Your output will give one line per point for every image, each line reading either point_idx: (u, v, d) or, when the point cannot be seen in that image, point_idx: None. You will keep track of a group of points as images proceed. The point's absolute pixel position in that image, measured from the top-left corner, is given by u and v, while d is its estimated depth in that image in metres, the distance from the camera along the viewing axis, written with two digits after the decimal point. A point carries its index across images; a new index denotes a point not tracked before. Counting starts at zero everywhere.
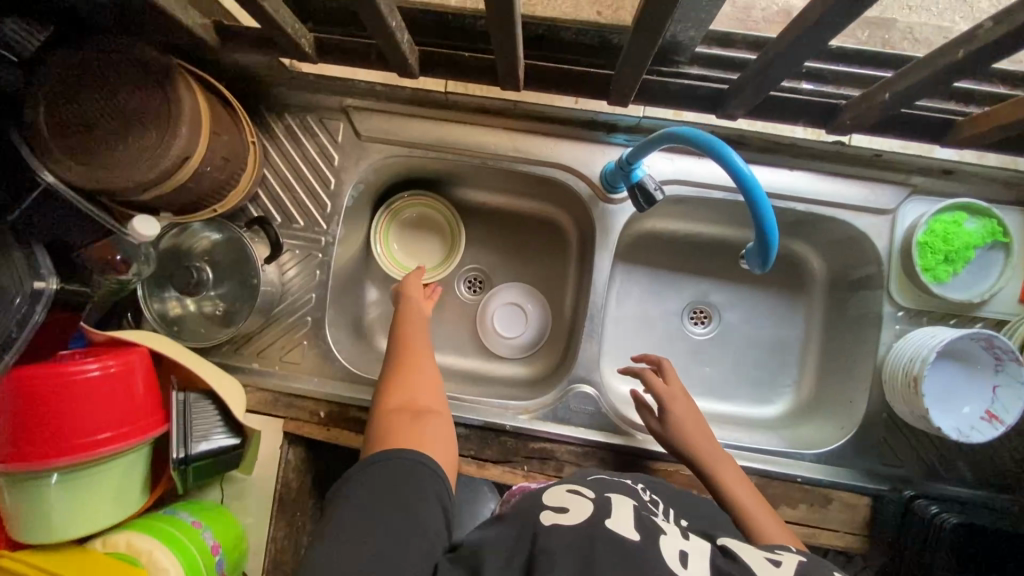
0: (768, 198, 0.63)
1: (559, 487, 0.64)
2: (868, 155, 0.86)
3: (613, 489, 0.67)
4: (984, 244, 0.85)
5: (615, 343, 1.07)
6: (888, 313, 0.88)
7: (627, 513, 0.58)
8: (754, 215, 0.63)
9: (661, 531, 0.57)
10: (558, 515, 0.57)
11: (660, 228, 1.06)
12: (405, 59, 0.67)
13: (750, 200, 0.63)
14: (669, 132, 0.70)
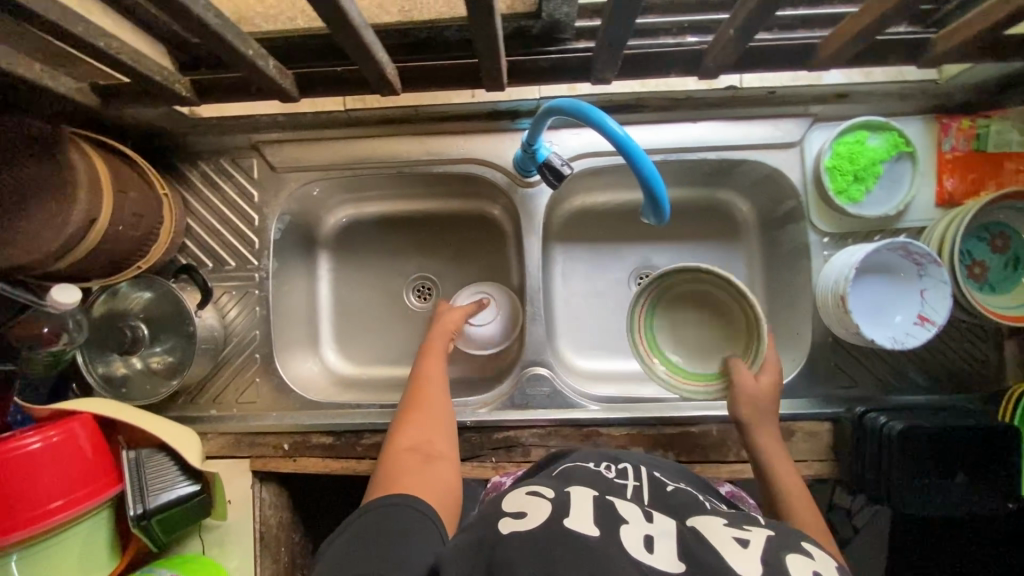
0: (645, 155, 0.65)
1: (526, 486, 0.64)
2: (763, 94, 0.88)
3: (585, 477, 0.68)
4: (891, 157, 0.87)
5: (569, 322, 1.08)
6: (814, 241, 0.90)
7: (590, 503, 0.60)
8: (639, 174, 0.65)
9: (624, 518, 0.58)
10: (517, 518, 0.56)
11: (588, 202, 1.08)
12: (281, 87, 0.67)
13: (629, 159, 0.65)
14: (553, 105, 0.70)
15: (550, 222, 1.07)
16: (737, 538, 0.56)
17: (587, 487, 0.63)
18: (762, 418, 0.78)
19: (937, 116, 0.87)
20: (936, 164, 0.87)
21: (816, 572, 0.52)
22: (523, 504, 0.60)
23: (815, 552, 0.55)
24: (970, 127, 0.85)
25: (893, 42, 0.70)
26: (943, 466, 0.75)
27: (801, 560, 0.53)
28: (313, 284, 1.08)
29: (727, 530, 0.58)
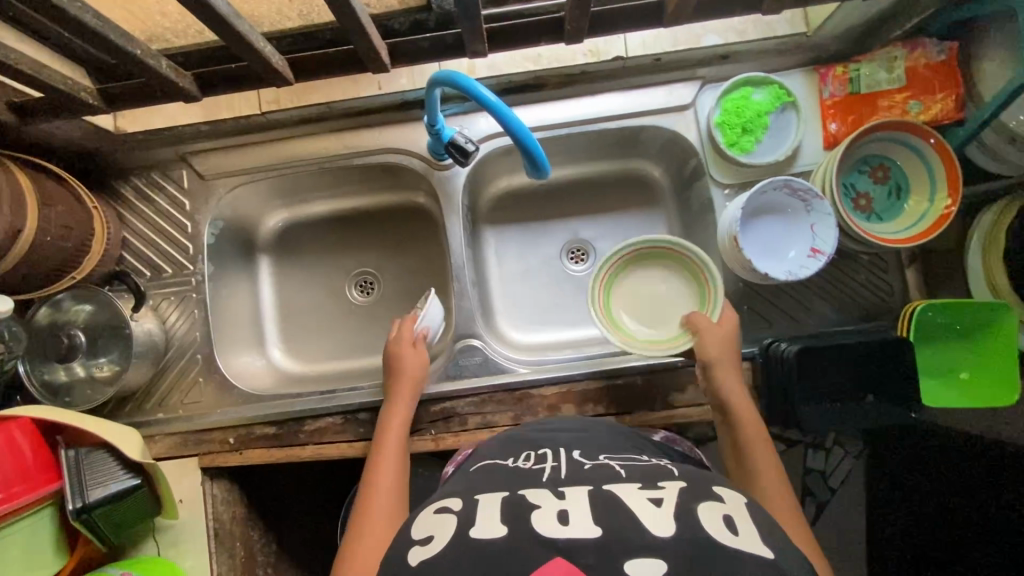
0: (515, 115, 0.72)
1: (433, 504, 0.66)
2: (650, 62, 0.94)
3: (495, 472, 0.71)
4: (775, 108, 0.92)
5: (506, 300, 1.12)
6: (715, 193, 0.95)
7: (499, 504, 0.61)
8: (510, 131, 0.73)
9: (534, 504, 0.61)
10: (424, 543, 0.59)
11: (513, 184, 1.13)
12: (180, 85, 0.72)
13: (501, 120, 0.72)
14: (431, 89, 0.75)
15: (479, 206, 1.12)
16: (649, 498, 0.60)
17: (497, 489, 0.65)
18: (739, 390, 0.80)
19: (818, 66, 0.93)
20: (819, 110, 0.92)
21: (726, 512, 0.58)
22: (433, 525, 0.61)
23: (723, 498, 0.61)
24: (844, 72, 0.90)
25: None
26: (849, 385, 0.79)
27: (712, 508, 0.59)
28: (255, 288, 1.11)
29: (640, 489, 0.62)
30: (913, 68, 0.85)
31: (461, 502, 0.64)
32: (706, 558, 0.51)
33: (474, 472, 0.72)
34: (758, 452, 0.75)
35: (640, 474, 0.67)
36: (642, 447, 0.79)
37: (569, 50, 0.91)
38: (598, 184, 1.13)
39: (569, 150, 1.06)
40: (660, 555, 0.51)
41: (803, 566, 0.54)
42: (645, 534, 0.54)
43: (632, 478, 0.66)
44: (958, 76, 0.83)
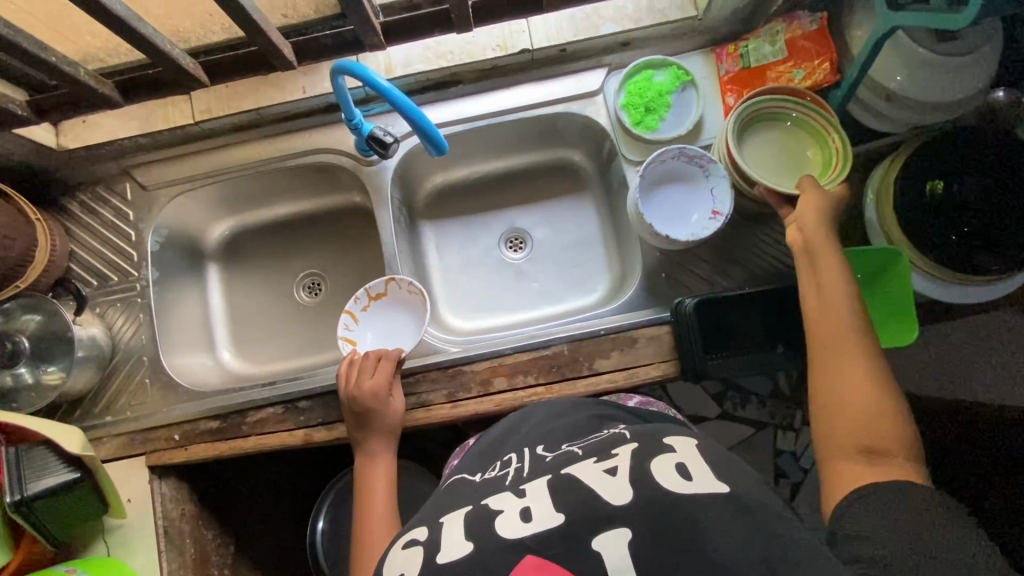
0: (403, 96, 0.75)
1: (403, 534, 0.60)
2: (557, 53, 1.00)
3: (463, 485, 0.65)
4: (676, 88, 0.99)
5: (449, 290, 1.16)
6: (629, 170, 1.00)
7: (463, 521, 0.56)
8: (401, 113, 0.76)
9: (497, 509, 0.56)
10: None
11: (449, 180, 1.18)
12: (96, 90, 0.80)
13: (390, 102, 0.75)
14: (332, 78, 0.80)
15: (417, 202, 1.17)
16: (604, 469, 0.56)
17: (461, 505, 0.60)
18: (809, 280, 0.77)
19: (714, 48, 1.00)
20: (717, 86, 0.98)
21: (680, 461, 0.56)
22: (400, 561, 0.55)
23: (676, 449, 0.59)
24: (736, 49, 0.96)
25: None
26: None
27: (665, 459, 0.56)
28: (205, 295, 1.15)
29: (593, 463, 0.58)
30: (792, 40, 0.91)
31: (427, 527, 0.58)
32: (664, 512, 0.50)
33: (446, 488, 0.66)
34: (840, 330, 0.71)
35: (594, 447, 0.62)
36: (608, 417, 0.74)
37: (479, 46, 0.98)
38: (529, 174, 1.19)
39: (494, 143, 1.12)
40: (620, 523, 0.50)
41: (764, 497, 0.53)
42: (604, 504, 0.52)
43: (588, 452, 0.61)
44: (831, 44, 0.89)
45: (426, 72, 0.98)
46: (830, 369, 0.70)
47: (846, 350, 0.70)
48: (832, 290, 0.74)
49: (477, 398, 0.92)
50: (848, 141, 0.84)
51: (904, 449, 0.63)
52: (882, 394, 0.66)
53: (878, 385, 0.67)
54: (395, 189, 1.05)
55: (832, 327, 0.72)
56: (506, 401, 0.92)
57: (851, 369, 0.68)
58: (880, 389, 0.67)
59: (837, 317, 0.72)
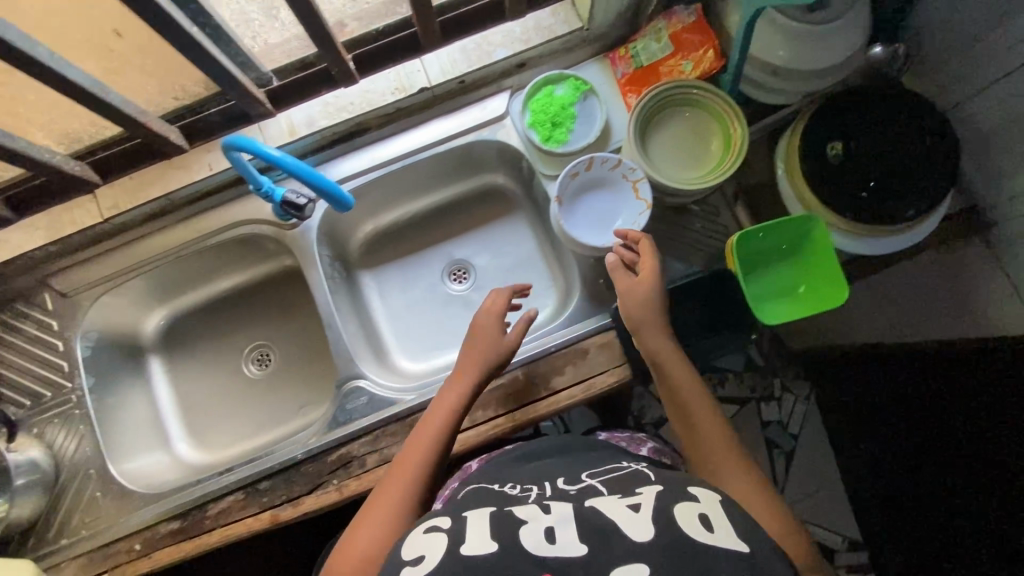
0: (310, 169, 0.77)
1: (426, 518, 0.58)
2: (457, 85, 1.01)
3: (484, 492, 0.63)
4: (578, 98, 1.00)
5: (401, 336, 1.13)
6: (549, 185, 1.02)
7: None
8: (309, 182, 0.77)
9: (522, 517, 0.54)
10: (416, 563, 0.51)
11: (382, 225, 1.17)
12: None
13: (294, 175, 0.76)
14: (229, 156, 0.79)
15: (353, 253, 1.15)
16: (628, 504, 0.54)
17: (487, 504, 0.58)
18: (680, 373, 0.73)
19: (606, 54, 1.03)
20: (616, 90, 1.01)
21: (703, 513, 0.52)
22: (425, 546, 0.53)
23: (702, 496, 0.55)
24: (627, 52, 0.99)
25: None
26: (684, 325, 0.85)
27: (688, 507, 0.53)
28: (150, 391, 1.11)
29: (620, 498, 0.55)
30: (675, 34, 0.94)
31: (450, 518, 0.56)
32: (684, 558, 0.48)
33: (463, 492, 0.63)
34: (724, 431, 0.69)
35: (617, 484, 0.60)
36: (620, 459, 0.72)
37: (377, 92, 0.99)
38: (460, 205, 1.19)
39: (417, 181, 1.11)
40: (638, 558, 0.48)
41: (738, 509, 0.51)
42: (631, 541, 0.50)
43: (611, 490, 0.59)
44: (710, 32, 0.92)
45: (330, 128, 0.99)
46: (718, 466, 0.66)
47: (726, 448, 0.67)
48: (682, 393, 0.72)
49: None
50: (745, 121, 0.86)
51: (798, 544, 0.59)
52: (770, 494, 0.63)
53: (760, 486, 0.64)
54: (322, 247, 1.03)
55: (709, 426, 0.69)
56: (470, 439, 0.90)
57: (746, 468, 0.66)
58: (759, 486, 0.64)
59: (709, 423, 0.69)
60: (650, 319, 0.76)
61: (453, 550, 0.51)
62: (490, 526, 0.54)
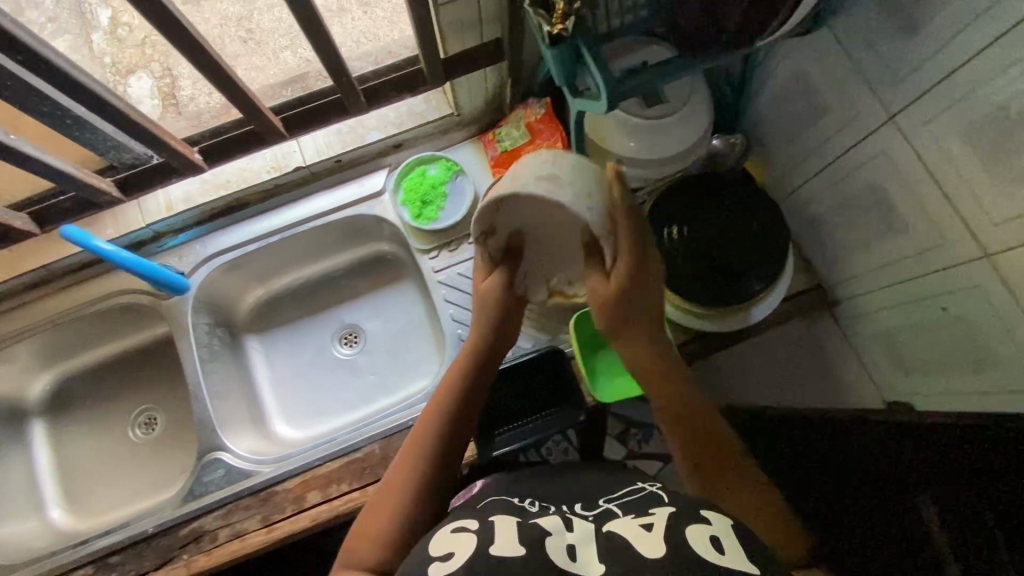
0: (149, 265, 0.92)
1: (449, 520, 0.59)
2: (334, 164, 1.06)
3: (507, 505, 0.61)
4: (450, 178, 1.06)
5: (284, 400, 1.15)
6: (422, 258, 1.05)
7: None
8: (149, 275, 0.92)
9: (546, 530, 0.55)
10: (446, 559, 0.52)
11: (273, 290, 1.18)
12: None
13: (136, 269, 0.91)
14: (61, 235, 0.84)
15: (242, 317, 1.17)
16: (641, 522, 0.55)
17: (507, 514, 0.59)
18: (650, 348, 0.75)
19: (478, 136, 1.10)
20: (487, 171, 1.07)
21: (715, 536, 0.52)
22: (449, 544, 0.54)
23: (713, 519, 0.54)
24: (495, 136, 1.05)
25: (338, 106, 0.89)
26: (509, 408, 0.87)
27: (699, 528, 0.53)
28: (29, 457, 1.12)
29: (632, 519, 0.55)
30: (530, 123, 1.00)
31: (476, 519, 0.58)
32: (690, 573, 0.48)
33: (492, 502, 0.62)
34: (693, 416, 0.71)
35: (632, 506, 0.59)
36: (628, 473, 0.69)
37: (255, 170, 1.05)
38: (353, 270, 1.20)
39: (303, 252, 1.14)
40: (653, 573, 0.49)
41: None
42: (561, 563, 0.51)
43: (624, 510, 0.58)
44: (560, 124, 0.99)
45: (209, 203, 1.03)
46: (685, 455, 0.70)
47: (707, 431, 0.70)
48: (648, 361, 0.74)
49: (293, 517, 0.91)
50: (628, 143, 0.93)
51: (771, 520, 0.64)
52: (727, 475, 0.67)
53: (713, 474, 0.67)
54: (199, 316, 1.05)
55: (682, 406, 0.72)
56: (321, 513, 0.90)
57: (717, 453, 0.69)
58: (725, 476, 0.67)
59: (689, 413, 0.71)
60: (643, 281, 0.73)
61: (485, 552, 0.52)
62: (520, 533, 0.55)
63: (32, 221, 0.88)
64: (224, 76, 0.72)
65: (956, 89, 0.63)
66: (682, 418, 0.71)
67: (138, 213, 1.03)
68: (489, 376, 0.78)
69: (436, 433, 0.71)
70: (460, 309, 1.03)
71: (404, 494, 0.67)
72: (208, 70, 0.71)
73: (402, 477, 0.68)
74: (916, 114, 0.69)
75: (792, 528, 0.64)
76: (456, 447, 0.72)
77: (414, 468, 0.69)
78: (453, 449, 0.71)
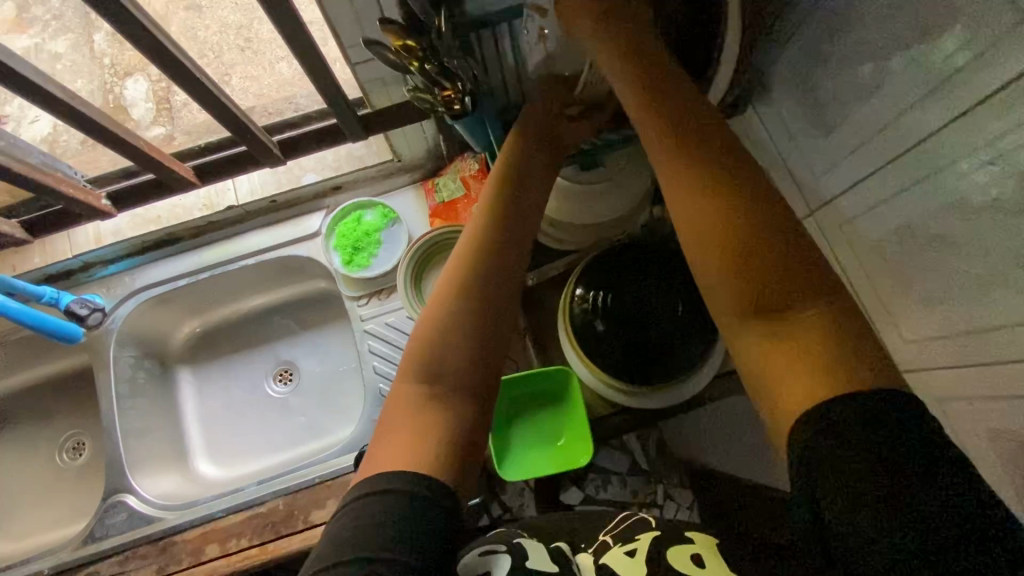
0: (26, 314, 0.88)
1: (478, 543, 0.68)
2: (269, 204, 1.05)
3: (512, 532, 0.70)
4: (386, 225, 1.03)
5: (211, 437, 1.12)
6: (351, 305, 1.03)
7: None
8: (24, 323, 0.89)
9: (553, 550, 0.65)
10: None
11: (210, 323, 1.16)
12: None
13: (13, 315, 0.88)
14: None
15: (175, 349, 1.15)
16: (626, 550, 0.64)
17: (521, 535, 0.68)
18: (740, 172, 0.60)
19: (420, 182, 1.07)
20: (424, 220, 1.05)
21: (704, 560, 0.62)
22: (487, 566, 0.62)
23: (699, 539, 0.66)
24: (434, 186, 1.03)
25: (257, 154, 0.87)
26: None
27: (680, 552, 0.63)
28: None
29: (619, 547, 0.65)
30: (465, 178, 0.99)
31: (504, 544, 0.66)
32: None
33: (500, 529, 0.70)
34: (763, 261, 0.54)
35: (623, 531, 0.69)
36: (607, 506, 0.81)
37: (189, 206, 1.04)
38: (292, 306, 1.18)
39: (238, 287, 1.12)
40: None
41: None
42: None
43: (617, 537, 0.68)
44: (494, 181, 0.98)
45: (139, 237, 1.02)
46: (731, 307, 0.56)
47: (778, 260, 0.54)
48: (690, 202, 0.59)
49: (187, 571, 0.88)
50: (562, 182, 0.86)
51: (871, 357, 0.48)
52: (788, 342, 0.52)
53: (767, 333, 0.53)
54: (124, 349, 1.04)
55: (755, 247, 0.55)
56: (216, 569, 0.87)
57: (761, 287, 0.54)
58: (788, 305, 0.53)
59: (746, 231, 0.55)
60: (696, 126, 0.62)
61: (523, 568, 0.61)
62: (549, 554, 0.64)
63: None
64: (116, 131, 0.71)
65: (863, 199, 0.60)
66: (729, 251, 0.56)
67: (67, 245, 1.02)
68: (501, 265, 0.67)
69: (429, 345, 0.62)
70: (385, 362, 1.00)
71: (412, 397, 0.60)
72: (96, 124, 0.69)
73: (404, 394, 0.61)
74: (832, 215, 0.65)
75: (835, 374, 0.48)
76: (459, 355, 0.62)
77: (415, 379, 0.61)
78: (453, 357, 0.62)
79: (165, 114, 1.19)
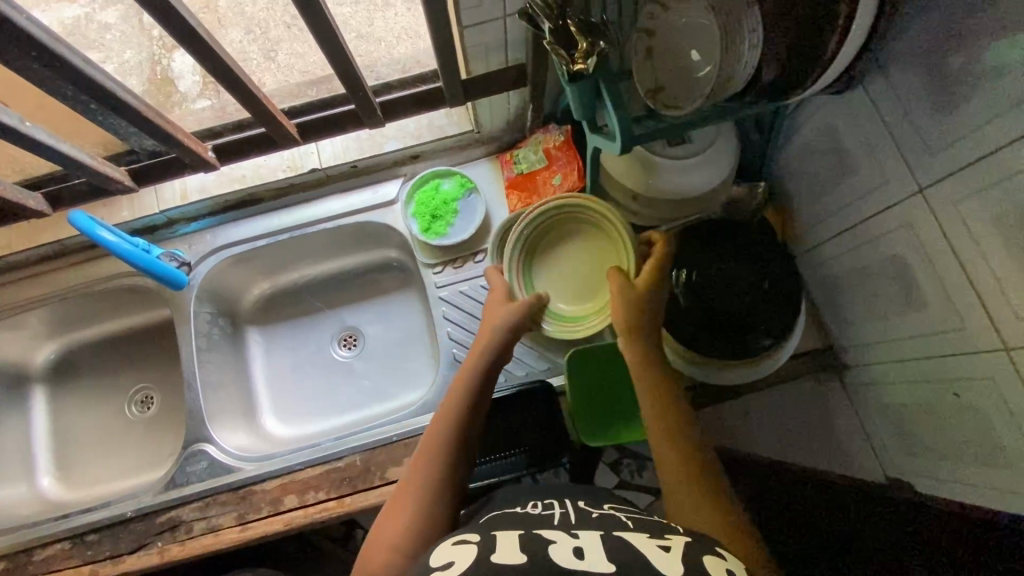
0: (151, 261, 0.95)
1: (453, 532, 0.53)
2: (349, 168, 1.07)
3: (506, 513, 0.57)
4: (463, 195, 1.05)
5: (277, 397, 1.14)
6: (427, 271, 1.04)
7: None
8: (149, 271, 0.96)
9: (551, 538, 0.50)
10: (446, 568, 0.47)
11: (280, 285, 1.19)
12: None
13: (139, 264, 0.94)
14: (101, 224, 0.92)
15: (246, 310, 1.17)
16: (658, 543, 0.50)
17: (504, 517, 0.56)
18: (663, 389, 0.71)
19: (496, 154, 1.08)
20: (499, 191, 1.06)
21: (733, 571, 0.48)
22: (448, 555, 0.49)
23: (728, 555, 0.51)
24: (512, 157, 1.04)
25: (353, 114, 0.89)
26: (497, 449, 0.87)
27: (717, 558, 0.49)
28: (27, 423, 1.15)
29: (648, 536, 0.51)
30: (548, 150, 1.01)
31: (479, 534, 0.52)
32: None
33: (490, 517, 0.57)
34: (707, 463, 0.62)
35: (645, 522, 0.55)
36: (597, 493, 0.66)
37: (272, 168, 1.06)
38: (360, 273, 1.19)
39: (311, 250, 1.14)
40: None
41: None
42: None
43: (637, 525, 0.54)
44: (577, 154, 0.99)
45: (224, 196, 1.05)
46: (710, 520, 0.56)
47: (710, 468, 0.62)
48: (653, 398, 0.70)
49: (266, 520, 0.91)
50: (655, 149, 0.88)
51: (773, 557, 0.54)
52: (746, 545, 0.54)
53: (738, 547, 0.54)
54: (202, 305, 1.06)
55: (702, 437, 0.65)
56: (295, 519, 0.90)
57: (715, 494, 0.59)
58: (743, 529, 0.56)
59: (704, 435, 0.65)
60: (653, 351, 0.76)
61: (498, 556, 0.50)
62: (529, 540, 0.50)
63: (46, 200, 0.90)
64: (239, 81, 0.73)
65: (987, 173, 0.60)
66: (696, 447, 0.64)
67: (153, 199, 1.05)
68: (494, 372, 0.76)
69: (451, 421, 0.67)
70: (459, 328, 1.01)
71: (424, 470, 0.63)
72: (220, 74, 0.72)
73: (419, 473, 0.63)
74: (945, 191, 0.66)
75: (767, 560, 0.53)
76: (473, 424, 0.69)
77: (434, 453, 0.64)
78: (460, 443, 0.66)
79: (209, 90, 1.18)
